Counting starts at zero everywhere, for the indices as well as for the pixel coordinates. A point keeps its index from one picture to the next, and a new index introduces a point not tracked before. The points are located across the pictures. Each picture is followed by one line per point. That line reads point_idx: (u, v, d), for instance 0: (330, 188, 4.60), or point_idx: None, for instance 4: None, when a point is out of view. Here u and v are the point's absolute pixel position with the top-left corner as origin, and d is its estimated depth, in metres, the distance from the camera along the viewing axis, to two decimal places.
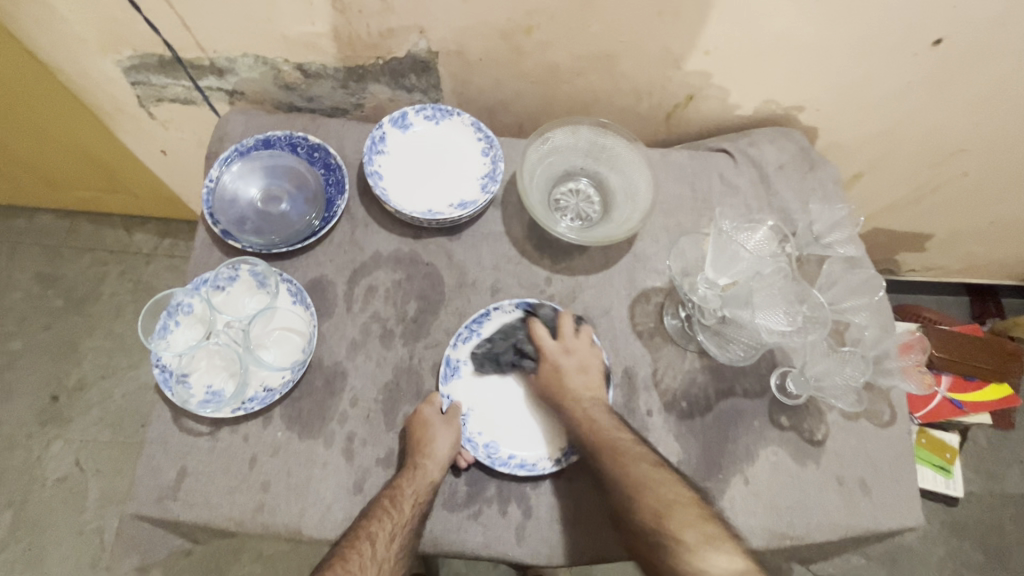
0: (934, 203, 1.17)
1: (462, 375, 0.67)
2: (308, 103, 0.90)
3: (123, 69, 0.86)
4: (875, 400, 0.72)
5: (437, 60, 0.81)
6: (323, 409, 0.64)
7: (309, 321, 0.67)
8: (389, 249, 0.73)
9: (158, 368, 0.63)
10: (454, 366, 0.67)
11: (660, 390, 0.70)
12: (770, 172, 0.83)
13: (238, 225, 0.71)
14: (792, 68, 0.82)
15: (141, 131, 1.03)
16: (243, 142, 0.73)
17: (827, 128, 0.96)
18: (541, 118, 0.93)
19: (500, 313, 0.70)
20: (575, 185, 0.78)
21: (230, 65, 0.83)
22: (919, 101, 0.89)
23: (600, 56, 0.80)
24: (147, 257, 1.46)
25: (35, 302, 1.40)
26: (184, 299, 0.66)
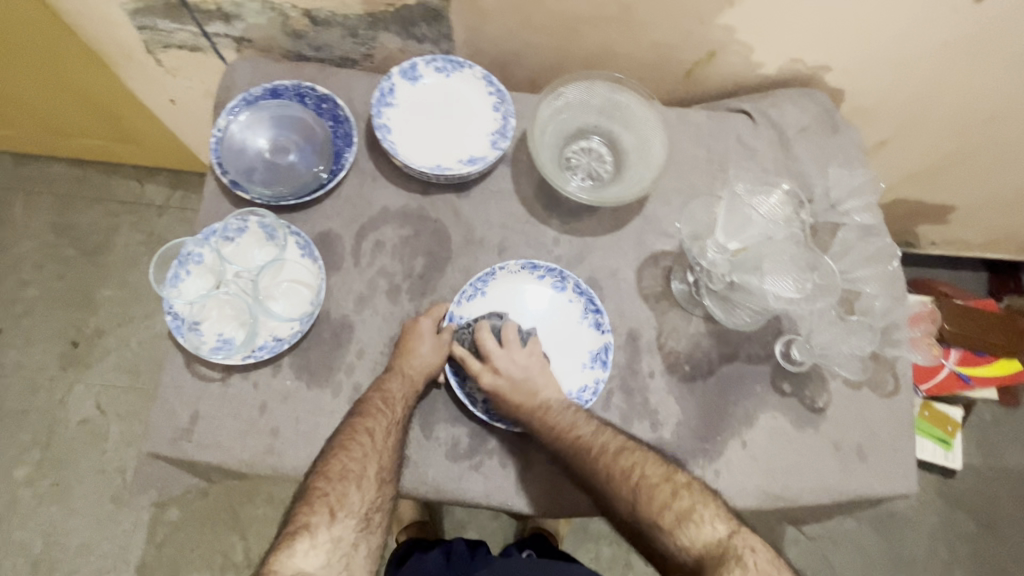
0: (961, 172, 1.13)
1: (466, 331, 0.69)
2: (317, 52, 0.87)
3: (128, 13, 0.84)
4: (880, 370, 0.72)
5: (449, 8, 0.78)
6: (330, 360, 0.66)
7: (316, 274, 0.67)
8: (397, 204, 0.72)
9: (171, 315, 0.64)
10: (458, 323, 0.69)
11: (663, 352, 0.71)
12: (791, 136, 0.79)
13: (246, 175, 0.70)
14: (821, 21, 0.78)
15: (148, 78, 1.01)
16: (251, 90, 0.72)
17: (855, 90, 0.92)
18: (555, 73, 0.90)
19: (504, 274, 0.70)
20: (588, 143, 0.75)
21: (237, 10, 0.80)
22: (954, 60, 0.84)
23: (618, 6, 0.76)
24: (158, 208, 1.47)
25: (53, 250, 1.42)
26: (193, 249, 0.67)
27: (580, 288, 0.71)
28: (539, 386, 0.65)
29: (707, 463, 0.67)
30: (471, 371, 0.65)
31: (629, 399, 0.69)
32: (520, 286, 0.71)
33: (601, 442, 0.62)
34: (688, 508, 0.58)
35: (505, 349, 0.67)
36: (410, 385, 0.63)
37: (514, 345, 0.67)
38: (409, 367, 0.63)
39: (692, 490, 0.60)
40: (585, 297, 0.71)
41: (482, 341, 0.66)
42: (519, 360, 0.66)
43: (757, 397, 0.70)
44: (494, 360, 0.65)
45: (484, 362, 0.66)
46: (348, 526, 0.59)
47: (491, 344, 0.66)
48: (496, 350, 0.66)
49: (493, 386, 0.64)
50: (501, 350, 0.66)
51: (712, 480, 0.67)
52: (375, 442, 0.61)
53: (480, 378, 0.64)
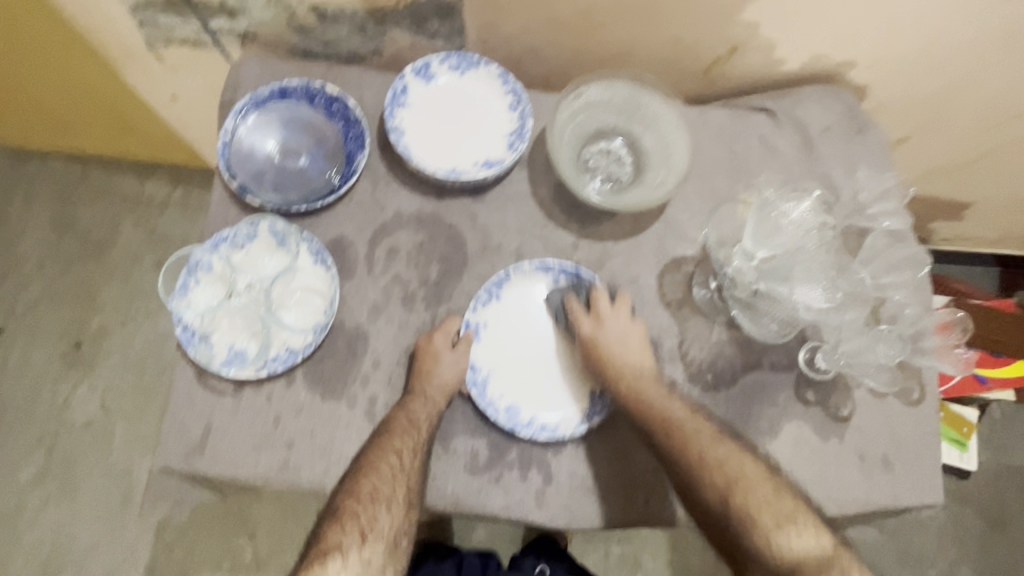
0: (982, 169, 1.10)
1: (481, 338, 0.67)
2: (324, 48, 0.84)
3: (128, 8, 0.81)
4: (907, 379, 0.70)
5: (463, 3, 0.75)
6: (345, 372, 0.64)
7: (329, 283, 0.65)
8: (411, 209, 0.70)
9: (181, 327, 0.62)
10: (473, 330, 0.67)
11: (685, 361, 0.69)
12: (816, 136, 0.77)
13: (256, 181, 0.68)
14: (850, 16, 0.75)
15: (149, 74, 0.98)
16: (258, 91, 0.69)
17: (879, 87, 0.89)
18: (570, 69, 0.87)
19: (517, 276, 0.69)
20: (608, 145, 0.73)
21: (242, 5, 0.78)
22: (984, 57, 0.81)
23: (639, 1, 0.73)
24: (160, 206, 1.44)
25: (53, 249, 1.40)
26: (203, 258, 0.65)
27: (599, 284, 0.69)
28: (635, 349, 0.66)
29: None
30: (577, 323, 0.67)
31: None
32: (533, 287, 0.69)
33: (696, 426, 0.63)
34: (790, 515, 0.59)
35: (619, 311, 0.67)
36: (434, 402, 0.62)
37: (627, 311, 0.67)
38: (429, 384, 0.62)
39: (785, 496, 0.60)
40: None
41: (597, 300, 0.67)
42: (624, 321, 0.67)
43: (781, 406, 0.68)
44: (602, 319, 0.66)
45: (592, 312, 0.67)
46: (376, 550, 0.57)
47: (606, 305, 0.67)
48: (610, 310, 0.67)
49: (593, 334, 0.66)
50: (613, 309, 0.67)
51: None
52: (401, 462, 0.59)
53: (584, 326, 0.67)
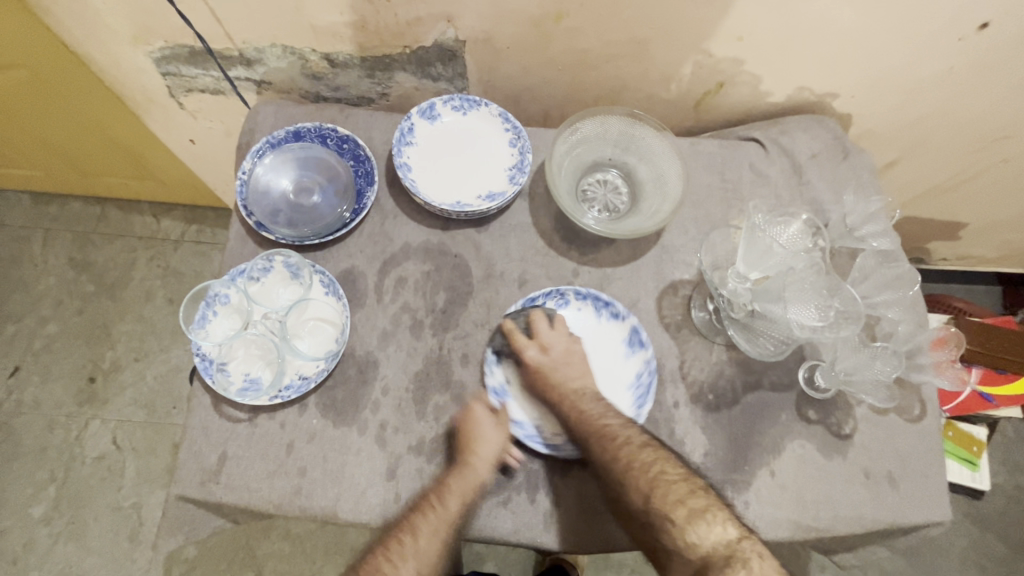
0: (971, 190, 1.14)
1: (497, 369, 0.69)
2: (335, 92, 0.90)
3: (153, 60, 0.87)
4: (906, 395, 0.72)
5: (465, 49, 0.80)
6: (356, 398, 0.66)
7: (341, 312, 0.68)
8: (418, 240, 0.73)
9: (199, 356, 0.65)
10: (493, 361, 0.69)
11: (687, 382, 0.71)
12: (803, 163, 0.80)
13: (271, 217, 0.72)
14: (828, 52, 0.79)
15: (170, 120, 1.04)
16: (274, 134, 0.74)
17: (863, 115, 0.93)
18: (567, 106, 0.92)
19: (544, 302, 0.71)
20: (604, 176, 0.77)
21: (259, 56, 0.83)
22: (960, 85, 0.86)
23: (629, 42, 0.78)
24: (174, 243, 1.49)
25: (71, 287, 1.44)
26: (220, 290, 0.68)
27: (620, 312, 0.71)
28: (575, 376, 0.67)
29: (736, 494, 0.67)
30: (518, 343, 0.68)
31: (655, 430, 0.69)
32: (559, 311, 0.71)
33: (626, 434, 0.63)
34: (703, 508, 0.59)
35: (555, 331, 0.69)
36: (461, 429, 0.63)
37: (566, 331, 0.69)
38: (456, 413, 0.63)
39: (707, 492, 0.60)
40: (630, 325, 0.71)
41: (535, 323, 0.69)
42: (562, 346, 0.68)
43: (783, 425, 0.70)
44: (542, 337, 0.68)
45: (532, 337, 0.68)
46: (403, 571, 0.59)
47: (547, 331, 0.68)
48: (547, 330, 0.68)
49: (538, 362, 0.67)
50: (552, 331, 0.69)
51: (742, 511, 0.66)
52: (427, 490, 0.61)
53: (526, 352, 0.67)
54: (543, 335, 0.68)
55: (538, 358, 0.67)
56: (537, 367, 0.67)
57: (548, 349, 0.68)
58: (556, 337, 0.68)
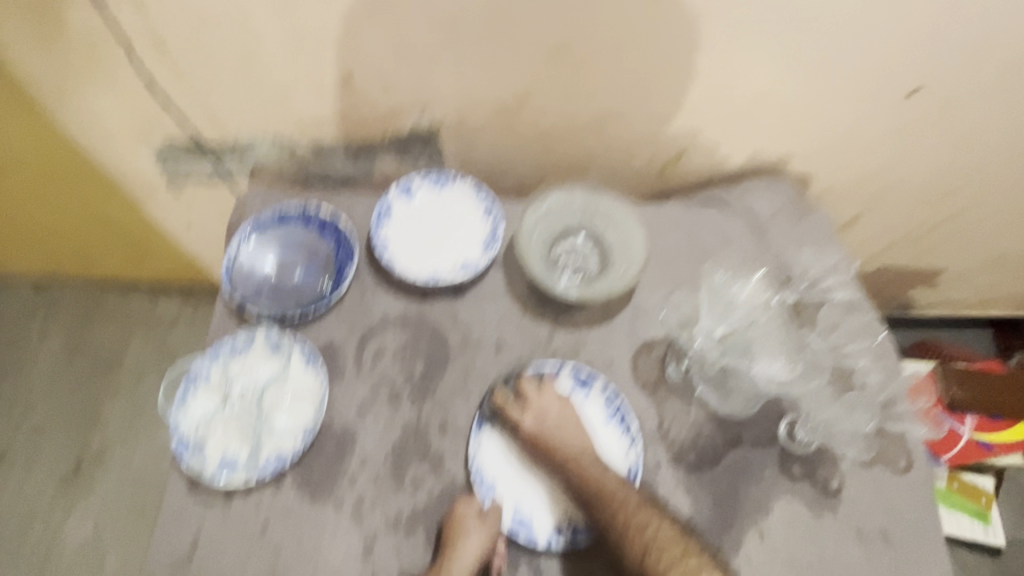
0: (938, 238, 1.17)
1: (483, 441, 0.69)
2: (320, 175, 0.96)
3: (152, 155, 0.94)
4: (892, 446, 0.70)
5: (439, 132, 0.87)
6: (333, 472, 0.66)
7: (319, 385, 0.69)
8: (396, 311, 0.76)
9: (177, 437, 0.65)
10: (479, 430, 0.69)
11: (666, 442, 0.70)
12: (765, 222, 0.83)
13: (254, 295, 0.75)
14: (775, 121, 0.86)
15: (167, 207, 1.10)
16: (259, 217, 0.78)
17: (820, 175, 0.99)
18: (539, 179, 0.97)
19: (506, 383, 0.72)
20: (572, 242, 0.79)
21: (250, 146, 0.90)
22: (904, 143, 0.92)
23: (590, 120, 0.85)
24: (169, 323, 1.52)
25: (64, 370, 1.45)
26: (201, 368, 0.69)
27: (590, 376, 0.72)
28: (573, 438, 0.66)
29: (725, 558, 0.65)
30: (510, 412, 0.68)
31: None
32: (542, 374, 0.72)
33: (623, 494, 0.62)
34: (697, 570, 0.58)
35: (544, 395, 0.69)
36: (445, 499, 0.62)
37: (554, 394, 0.69)
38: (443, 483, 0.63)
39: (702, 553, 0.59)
40: (607, 392, 0.72)
41: (522, 390, 0.69)
42: (555, 408, 0.68)
43: (767, 483, 0.69)
44: (533, 404, 0.68)
45: (524, 406, 0.68)
46: None
47: (536, 397, 0.68)
48: (535, 396, 0.68)
49: (534, 428, 0.66)
50: (541, 395, 0.69)
51: None
52: None
53: (521, 421, 0.67)
54: (534, 402, 0.68)
55: (533, 423, 0.67)
56: (532, 432, 0.67)
57: (540, 414, 0.67)
58: (546, 403, 0.68)
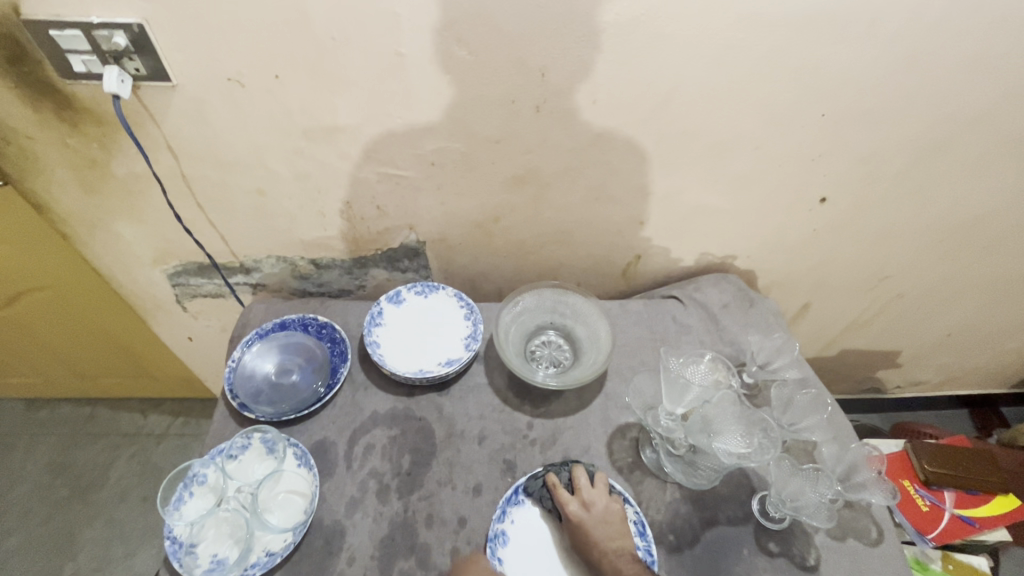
0: (885, 322, 1.28)
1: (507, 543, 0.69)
2: (319, 288, 1.06)
3: (167, 275, 1.04)
4: (859, 518, 0.74)
5: (425, 247, 1.00)
6: (321, 571, 0.67)
7: (311, 481, 0.73)
8: (385, 408, 0.82)
9: (169, 540, 0.67)
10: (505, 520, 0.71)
11: (646, 524, 0.73)
12: (717, 313, 0.94)
13: (253, 397, 0.81)
14: (715, 227, 1.00)
15: (173, 322, 1.18)
16: (263, 326, 0.87)
17: (764, 270, 1.11)
18: (516, 283, 1.09)
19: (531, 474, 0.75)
20: (546, 337, 0.89)
21: (257, 265, 1.01)
22: (830, 242, 1.06)
23: (556, 232, 0.98)
24: (158, 438, 1.52)
25: (43, 493, 1.42)
26: (199, 470, 0.73)
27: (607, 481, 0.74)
28: (610, 535, 0.66)
29: None
30: (561, 499, 0.70)
31: None
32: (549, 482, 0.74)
33: None
34: None
35: (595, 488, 0.71)
36: None
37: (604, 488, 0.71)
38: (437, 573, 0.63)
39: None
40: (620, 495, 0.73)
41: (575, 477, 0.71)
42: (602, 502, 0.69)
43: (746, 562, 0.70)
44: (583, 494, 0.70)
45: (575, 495, 0.70)
46: None
47: (587, 488, 0.70)
48: (587, 487, 0.70)
49: (578, 517, 0.68)
50: (591, 488, 0.71)
51: None
52: None
53: (568, 506, 0.69)
54: (585, 493, 0.70)
55: (577, 511, 0.68)
56: (574, 521, 0.67)
57: (588, 505, 0.69)
58: (593, 496, 0.70)
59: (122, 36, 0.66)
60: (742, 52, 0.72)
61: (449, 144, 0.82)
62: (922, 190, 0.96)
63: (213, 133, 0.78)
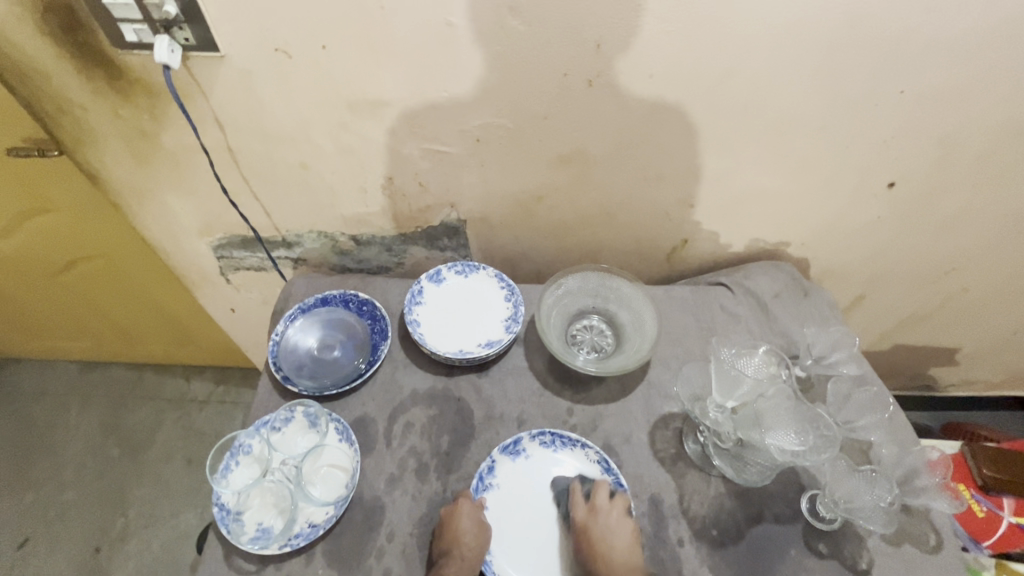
0: (947, 317, 1.20)
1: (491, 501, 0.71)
2: (358, 264, 1.07)
3: (212, 247, 1.06)
4: (917, 524, 0.71)
5: (465, 225, 0.98)
6: (361, 545, 0.68)
7: (353, 457, 0.73)
8: (425, 387, 0.81)
9: (217, 506, 0.69)
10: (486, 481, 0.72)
11: (688, 517, 0.71)
12: (770, 303, 0.89)
13: (296, 370, 0.82)
14: (769, 212, 0.95)
15: (216, 294, 1.21)
16: (305, 301, 0.88)
17: (819, 258, 1.05)
18: (556, 265, 1.06)
19: (505, 457, 0.74)
20: (589, 321, 0.87)
21: (298, 239, 1.02)
22: (894, 231, 0.99)
23: (600, 214, 0.95)
24: (201, 403, 1.58)
25: (97, 451, 1.50)
26: (245, 440, 0.75)
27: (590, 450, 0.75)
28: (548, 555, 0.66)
29: None
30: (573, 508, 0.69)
31: (662, 571, 0.68)
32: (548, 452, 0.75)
33: None
34: None
35: (614, 507, 0.68)
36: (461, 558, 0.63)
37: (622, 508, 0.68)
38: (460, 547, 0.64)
39: None
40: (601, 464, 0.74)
41: (597, 492, 0.70)
42: (615, 522, 0.67)
43: (792, 561, 0.68)
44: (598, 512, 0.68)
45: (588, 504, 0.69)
46: None
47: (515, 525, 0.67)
48: (607, 504, 0.68)
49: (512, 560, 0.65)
50: (609, 505, 0.69)
51: None
52: None
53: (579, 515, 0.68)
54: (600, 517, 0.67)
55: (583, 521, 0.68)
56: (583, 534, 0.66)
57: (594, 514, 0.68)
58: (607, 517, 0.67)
59: (172, 4, 0.64)
60: (817, 23, 0.67)
61: (495, 119, 0.79)
62: (1004, 176, 0.88)
63: (259, 105, 0.77)
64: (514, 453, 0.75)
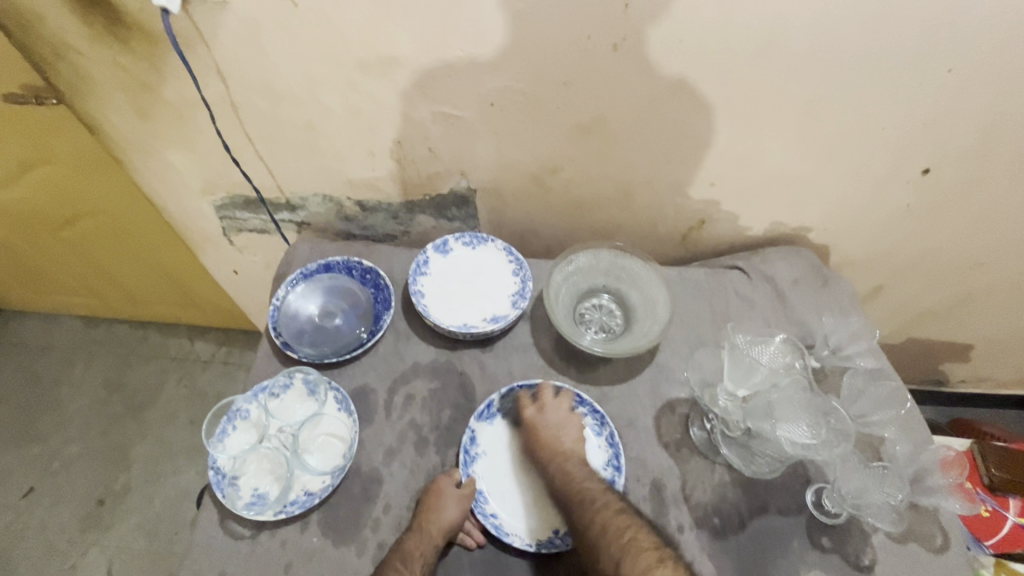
0: (966, 312, 1.17)
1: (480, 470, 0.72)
2: (363, 230, 1.04)
3: (214, 207, 1.03)
4: (924, 523, 0.69)
5: (475, 195, 0.94)
6: (357, 516, 0.67)
7: (351, 427, 0.72)
8: (427, 359, 0.79)
9: (213, 470, 0.68)
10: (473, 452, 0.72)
11: (690, 504, 0.70)
12: (787, 291, 0.86)
13: (297, 337, 0.80)
14: (792, 195, 0.90)
15: (218, 256, 1.19)
16: (307, 266, 0.85)
17: (840, 246, 1.01)
18: (566, 241, 1.03)
19: (481, 424, 0.74)
20: (598, 300, 0.84)
21: (302, 202, 0.99)
22: (922, 221, 0.94)
23: (616, 189, 0.91)
24: (204, 364, 1.58)
25: (101, 406, 1.51)
26: (242, 405, 0.74)
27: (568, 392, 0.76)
28: (570, 440, 0.71)
29: None
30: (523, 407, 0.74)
31: None
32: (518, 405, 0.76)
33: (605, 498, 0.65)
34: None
35: (559, 401, 0.74)
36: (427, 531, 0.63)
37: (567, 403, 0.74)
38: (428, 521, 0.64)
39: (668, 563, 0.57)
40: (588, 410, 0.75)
41: (542, 391, 0.75)
42: (561, 413, 0.73)
43: (794, 553, 0.67)
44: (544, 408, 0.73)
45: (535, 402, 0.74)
46: None
47: (550, 396, 0.74)
48: (551, 398, 0.74)
49: (535, 419, 0.72)
50: (555, 400, 0.74)
51: None
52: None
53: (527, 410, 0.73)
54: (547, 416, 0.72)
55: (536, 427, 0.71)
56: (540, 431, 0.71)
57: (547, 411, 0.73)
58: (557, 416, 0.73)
59: None
60: None
61: (511, 83, 0.75)
62: None
63: (263, 58, 0.73)
64: (490, 417, 0.75)
